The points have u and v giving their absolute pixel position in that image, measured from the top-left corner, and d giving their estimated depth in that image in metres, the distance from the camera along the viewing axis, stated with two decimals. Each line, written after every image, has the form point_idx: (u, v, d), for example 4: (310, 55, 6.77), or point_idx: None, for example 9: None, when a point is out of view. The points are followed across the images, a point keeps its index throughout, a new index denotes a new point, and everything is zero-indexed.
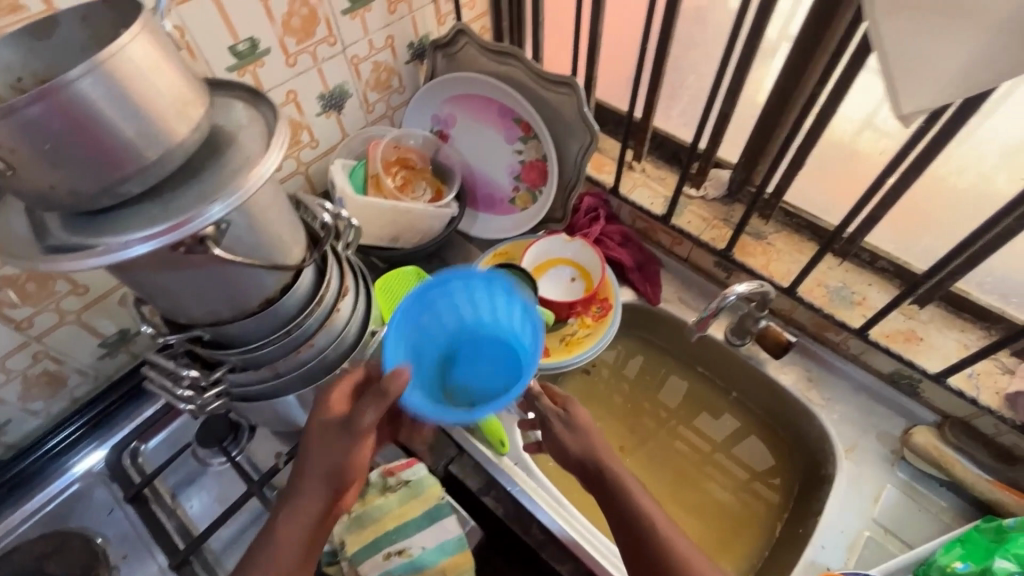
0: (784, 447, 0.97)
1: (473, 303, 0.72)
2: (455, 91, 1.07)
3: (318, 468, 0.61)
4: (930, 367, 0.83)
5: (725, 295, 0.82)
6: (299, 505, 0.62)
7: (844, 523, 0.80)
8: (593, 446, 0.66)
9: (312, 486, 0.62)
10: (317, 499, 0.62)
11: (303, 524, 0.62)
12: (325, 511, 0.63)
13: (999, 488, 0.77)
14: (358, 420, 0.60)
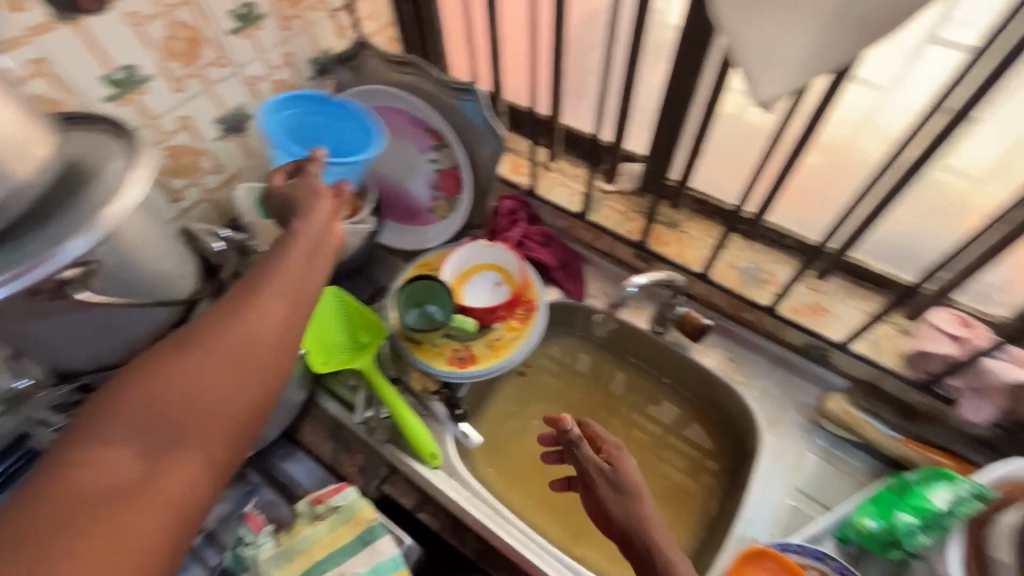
0: (716, 424, 0.99)
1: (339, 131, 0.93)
2: (367, 101, 1.05)
3: (303, 203, 0.61)
4: (834, 335, 0.88)
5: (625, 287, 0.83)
6: (303, 224, 0.58)
7: (768, 495, 0.83)
8: (639, 501, 0.66)
9: (313, 228, 0.58)
10: (319, 235, 0.58)
11: (302, 249, 0.55)
12: (326, 243, 0.58)
13: (905, 444, 0.82)
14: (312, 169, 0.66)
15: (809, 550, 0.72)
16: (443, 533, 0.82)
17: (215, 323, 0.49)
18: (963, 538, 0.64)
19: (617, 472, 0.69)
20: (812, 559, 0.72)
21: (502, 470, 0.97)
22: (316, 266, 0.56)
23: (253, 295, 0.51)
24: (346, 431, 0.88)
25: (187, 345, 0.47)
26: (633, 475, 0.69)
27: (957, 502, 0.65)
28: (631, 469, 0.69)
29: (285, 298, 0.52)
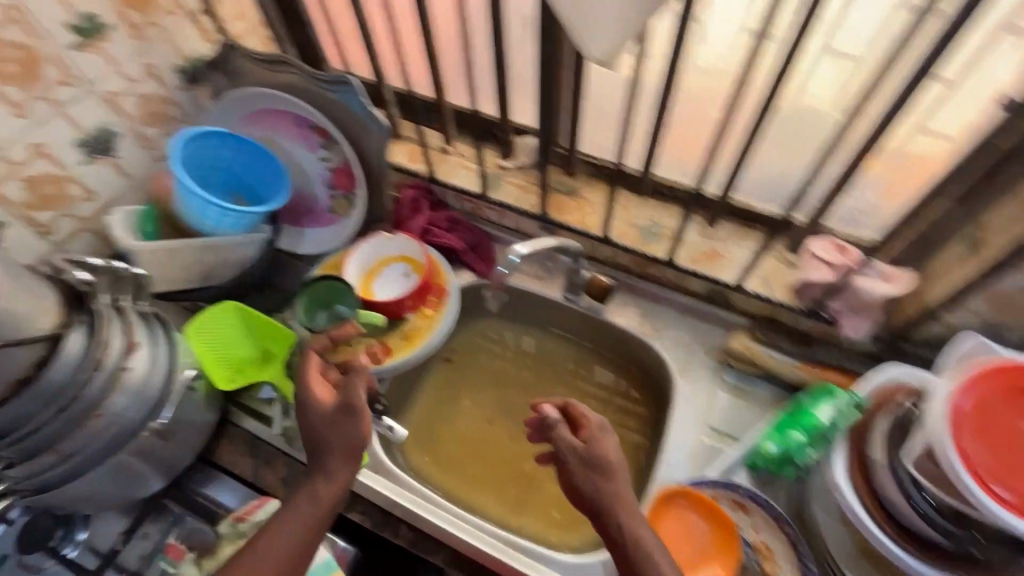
0: (641, 380, 1.02)
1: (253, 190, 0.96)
2: (247, 106, 1.01)
3: (334, 450, 0.67)
4: (730, 279, 0.92)
5: (508, 257, 0.79)
6: (319, 482, 0.67)
7: (684, 436, 0.87)
8: (615, 483, 0.67)
9: (328, 479, 0.67)
10: (334, 482, 0.67)
11: (307, 507, 0.65)
12: (335, 507, 0.66)
13: (804, 370, 0.87)
14: (356, 401, 0.68)
15: (721, 482, 0.75)
16: (375, 528, 0.81)
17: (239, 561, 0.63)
18: (847, 446, 0.69)
19: (592, 457, 0.68)
20: (724, 491, 0.75)
21: (434, 458, 0.97)
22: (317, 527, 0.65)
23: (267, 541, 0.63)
24: (264, 446, 0.85)
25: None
26: (614, 462, 0.68)
27: (840, 414, 0.70)
28: (612, 453, 0.69)
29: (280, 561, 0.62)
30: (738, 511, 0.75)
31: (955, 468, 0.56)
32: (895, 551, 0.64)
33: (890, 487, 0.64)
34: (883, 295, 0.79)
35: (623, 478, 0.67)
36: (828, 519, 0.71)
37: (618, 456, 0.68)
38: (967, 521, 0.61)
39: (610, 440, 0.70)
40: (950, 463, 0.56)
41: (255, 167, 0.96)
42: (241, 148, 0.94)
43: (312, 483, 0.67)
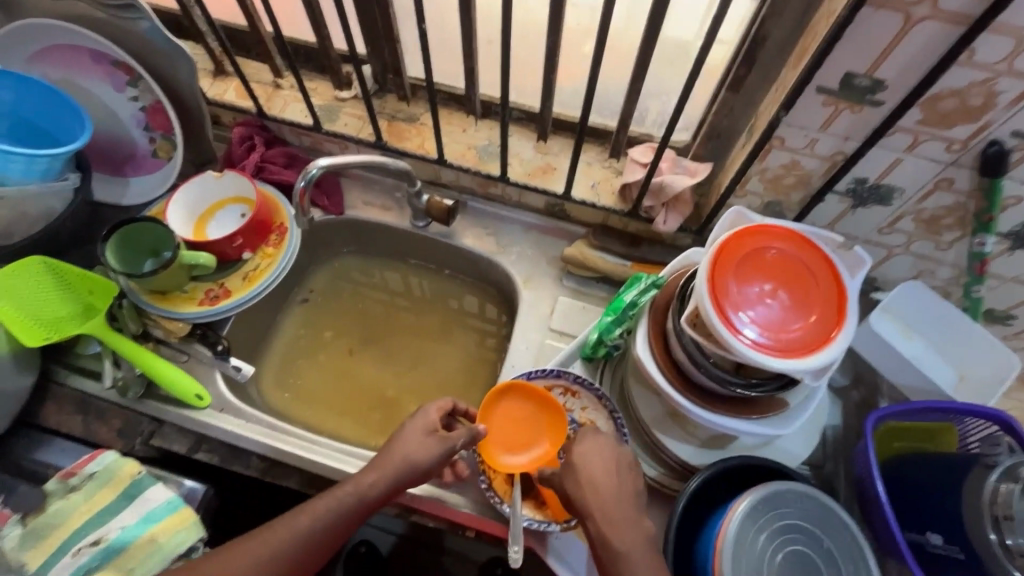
0: (502, 300, 1.05)
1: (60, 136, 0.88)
2: (30, 43, 0.90)
3: (398, 465, 0.69)
4: (560, 189, 0.96)
5: (308, 170, 0.83)
6: (368, 475, 0.69)
7: (528, 340, 0.92)
8: (599, 488, 0.64)
9: (385, 480, 0.68)
10: (377, 481, 0.69)
11: (352, 507, 0.68)
12: (374, 506, 0.69)
13: (632, 268, 0.94)
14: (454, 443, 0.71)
15: (549, 372, 0.81)
16: (223, 464, 0.81)
17: (259, 536, 0.66)
18: (645, 320, 0.76)
19: (585, 457, 0.67)
20: (554, 379, 0.82)
21: (296, 396, 0.98)
22: (352, 524, 0.68)
23: (290, 526, 0.66)
24: (96, 402, 0.82)
25: (245, 544, 0.65)
26: (603, 455, 0.67)
27: (641, 293, 0.78)
28: (608, 450, 0.68)
29: (304, 548, 0.66)
30: (568, 396, 0.81)
31: (721, 332, 0.62)
32: (688, 404, 0.71)
33: (678, 349, 0.72)
34: (685, 188, 0.85)
35: (608, 482, 0.65)
36: (641, 390, 0.79)
37: (599, 458, 0.67)
38: (746, 370, 0.70)
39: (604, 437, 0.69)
40: (716, 328, 0.63)
41: (43, 107, 0.86)
42: (22, 87, 0.84)
43: (362, 482, 0.68)
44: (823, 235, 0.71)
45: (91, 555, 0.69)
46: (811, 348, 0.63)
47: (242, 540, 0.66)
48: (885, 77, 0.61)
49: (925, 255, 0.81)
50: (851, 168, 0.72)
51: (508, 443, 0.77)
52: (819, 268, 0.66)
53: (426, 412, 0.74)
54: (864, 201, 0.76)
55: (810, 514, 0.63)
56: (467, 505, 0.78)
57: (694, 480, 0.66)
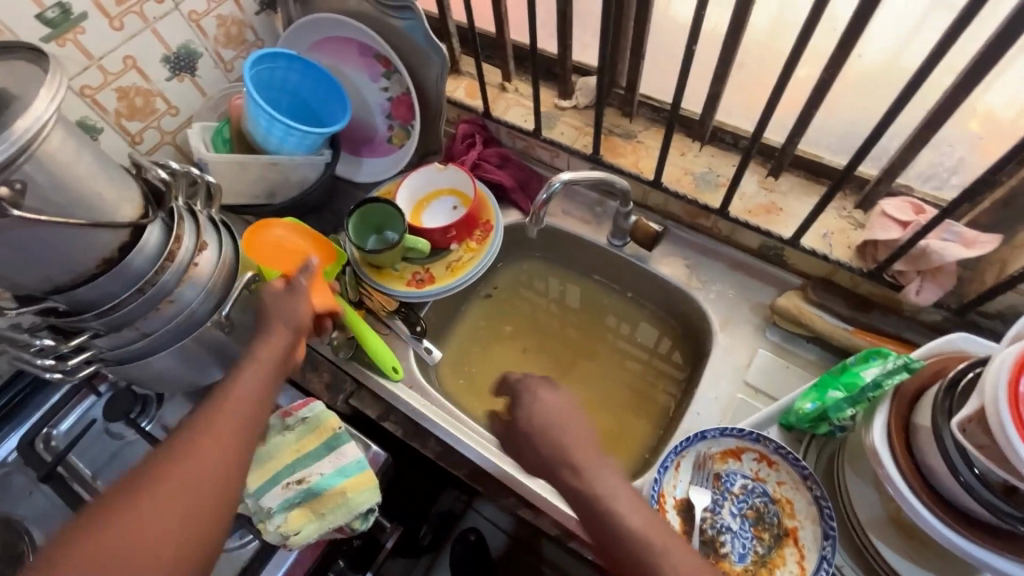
0: (684, 335, 1.00)
1: (328, 115, 1.00)
2: (317, 34, 1.03)
3: (271, 326, 0.71)
4: (787, 233, 0.87)
5: (550, 184, 0.82)
6: (263, 344, 0.68)
7: (717, 389, 0.85)
8: (554, 437, 0.59)
9: (275, 335, 0.69)
10: (262, 367, 0.66)
11: (266, 368, 0.66)
12: (282, 361, 0.69)
13: (857, 336, 0.81)
14: (297, 280, 0.76)
15: (747, 434, 0.73)
16: (405, 438, 0.87)
17: (213, 429, 0.58)
18: (887, 407, 0.65)
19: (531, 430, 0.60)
20: (749, 442, 0.74)
21: (465, 386, 1.02)
22: (276, 384, 0.66)
23: (232, 426, 0.60)
24: (312, 352, 0.93)
25: (194, 448, 0.56)
26: (551, 423, 0.60)
27: (887, 374, 0.67)
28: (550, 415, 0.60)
29: (243, 395, 0.62)
30: (762, 463, 0.73)
31: (1013, 443, 0.51)
32: (930, 520, 0.60)
33: (930, 453, 0.60)
34: (956, 260, 0.72)
35: (572, 423, 0.60)
36: (858, 483, 0.68)
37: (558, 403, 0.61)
38: (1018, 498, 0.56)
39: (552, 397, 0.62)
40: (1003, 422, 0.51)
41: (319, 91, 0.99)
42: (308, 72, 0.97)
43: (263, 352, 0.68)
44: None
45: (296, 492, 0.77)
46: None
47: (199, 426, 0.58)
48: None
49: None
50: None
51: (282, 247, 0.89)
52: None
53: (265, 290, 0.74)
54: None
55: None
56: None
57: None
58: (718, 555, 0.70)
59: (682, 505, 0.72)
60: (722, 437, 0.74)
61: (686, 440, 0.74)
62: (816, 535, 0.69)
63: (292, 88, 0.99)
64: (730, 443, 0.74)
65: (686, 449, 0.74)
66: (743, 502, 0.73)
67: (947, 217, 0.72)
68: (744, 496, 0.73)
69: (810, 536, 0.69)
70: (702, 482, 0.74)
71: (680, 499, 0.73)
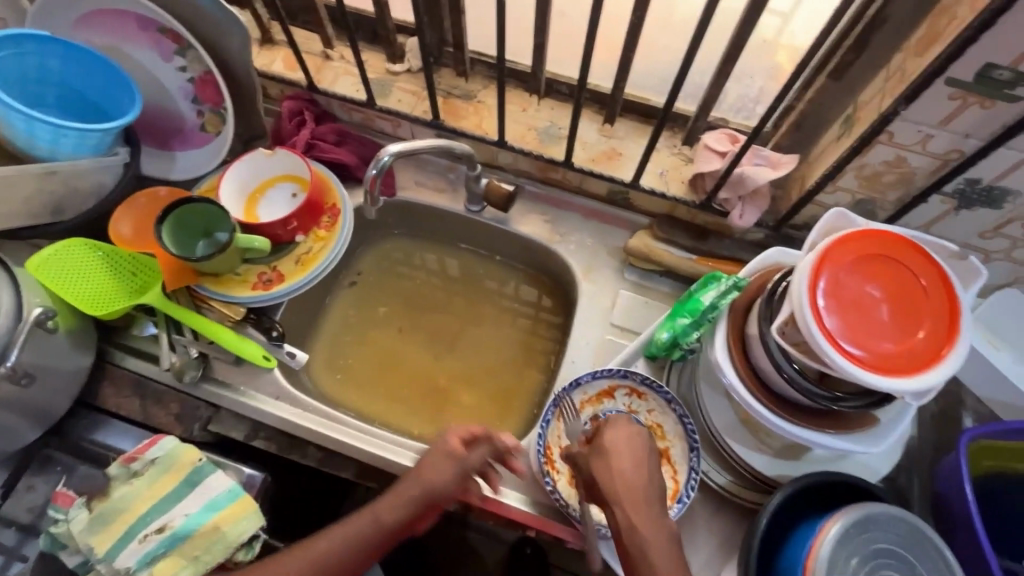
0: (555, 288, 1.02)
1: (116, 105, 0.84)
2: (78, 7, 0.85)
3: (419, 493, 0.69)
4: (628, 176, 0.91)
5: (379, 158, 0.77)
6: (385, 504, 0.69)
7: (588, 336, 0.89)
8: (620, 475, 0.60)
9: (401, 504, 0.69)
10: (398, 516, 0.69)
11: (372, 531, 0.69)
12: (392, 534, 0.69)
13: (699, 263, 0.88)
14: (471, 465, 0.71)
15: (616, 372, 0.78)
16: (281, 452, 0.80)
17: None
18: (724, 324, 0.71)
19: (606, 472, 0.61)
20: (619, 380, 0.78)
21: (343, 382, 0.96)
22: (371, 547, 0.69)
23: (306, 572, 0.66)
24: (152, 384, 0.81)
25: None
26: (622, 461, 0.62)
27: (721, 295, 0.73)
28: (620, 451, 0.62)
29: (323, 565, 0.67)
30: (633, 397, 0.79)
31: (811, 331, 0.58)
32: (765, 414, 0.67)
33: (761, 357, 0.68)
34: (768, 181, 0.80)
35: (629, 466, 0.61)
36: (711, 394, 0.76)
37: (631, 446, 0.63)
38: (829, 382, 0.65)
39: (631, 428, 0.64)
40: (806, 322, 0.59)
41: (94, 79, 0.82)
42: (71, 56, 0.80)
43: (371, 526, 0.69)
44: (934, 241, 0.65)
45: (157, 542, 0.69)
46: (903, 366, 0.58)
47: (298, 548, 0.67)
48: None
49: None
50: (967, 168, 0.65)
51: (138, 220, 0.87)
52: (935, 288, 0.61)
53: (446, 439, 0.71)
54: (971, 203, 0.70)
55: (898, 536, 0.60)
56: (527, 504, 0.77)
57: (774, 497, 0.64)
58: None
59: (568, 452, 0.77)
60: (595, 380, 0.79)
61: (562, 392, 0.77)
62: (684, 450, 0.76)
63: (56, 80, 0.81)
64: (603, 385, 0.79)
65: (564, 399, 0.78)
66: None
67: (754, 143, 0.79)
68: None
69: (680, 453, 0.76)
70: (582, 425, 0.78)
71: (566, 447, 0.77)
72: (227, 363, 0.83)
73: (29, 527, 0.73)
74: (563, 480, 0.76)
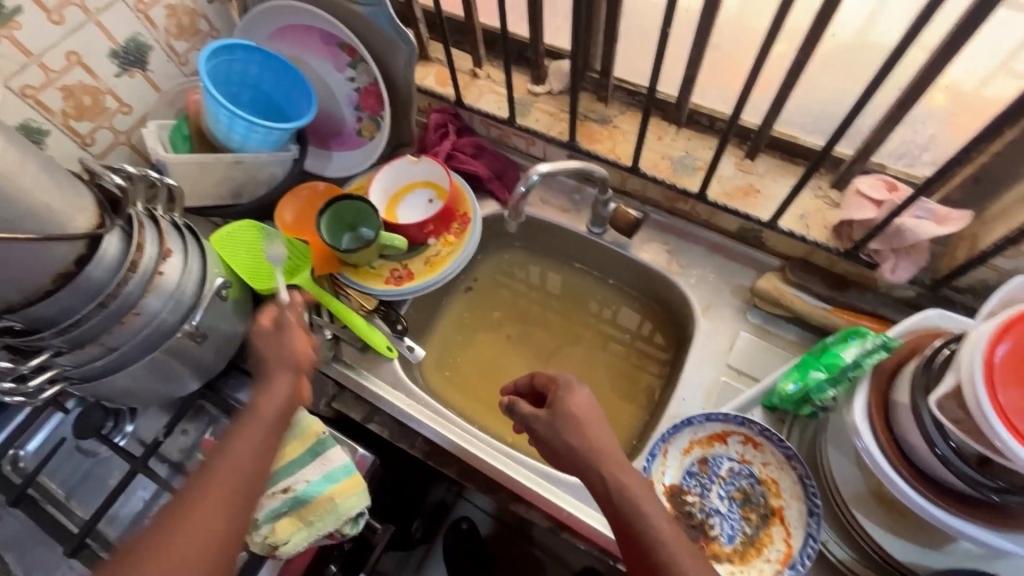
0: (664, 318, 1.01)
1: (295, 108, 0.96)
2: (277, 21, 0.97)
3: (279, 374, 0.72)
4: (764, 215, 0.87)
5: (528, 176, 0.80)
6: (263, 398, 0.70)
7: (702, 374, 0.86)
8: (589, 437, 0.64)
9: (275, 398, 0.70)
10: (274, 407, 0.69)
11: (258, 423, 0.68)
12: (280, 414, 0.70)
13: (835, 314, 0.83)
14: (286, 317, 0.77)
15: (732, 418, 0.74)
16: (391, 439, 0.86)
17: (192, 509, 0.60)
18: (867, 385, 0.66)
19: (581, 439, 0.64)
20: (735, 426, 0.74)
21: (448, 381, 1.01)
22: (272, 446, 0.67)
23: (225, 480, 0.62)
24: None
25: (183, 523, 0.59)
26: (590, 427, 0.65)
27: (866, 353, 0.67)
28: (585, 418, 0.66)
29: (237, 468, 0.63)
30: (747, 446, 0.74)
31: (987, 413, 0.52)
32: (909, 493, 0.61)
33: (909, 429, 0.61)
34: (930, 237, 0.73)
35: (596, 428, 0.65)
36: (840, 458, 0.70)
37: (589, 407, 0.66)
38: (992, 470, 0.58)
39: (586, 396, 0.68)
40: (979, 402, 0.52)
41: (280, 83, 0.95)
42: (269, 63, 0.92)
43: (262, 407, 0.69)
44: None
45: (282, 501, 0.75)
46: None
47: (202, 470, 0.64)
48: None
49: None
50: None
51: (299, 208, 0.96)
52: None
53: (256, 323, 0.77)
54: None
55: None
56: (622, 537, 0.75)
57: None
58: (707, 538, 0.71)
59: (670, 490, 0.73)
60: (708, 422, 0.75)
61: (672, 428, 0.74)
62: (801, 514, 0.70)
63: (253, 81, 0.94)
64: (716, 428, 0.75)
65: (673, 436, 0.75)
66: (731, 485, 0.74)
67: (921, 194, 0.72)
68: (731, 478, 0.74)
69: (796, 515, 0.70)
70: (688, 467, 0.75)
71: (669, 486, 0.74)
72: (354, 348, 0.91)
73: (180, 465, 0.83)
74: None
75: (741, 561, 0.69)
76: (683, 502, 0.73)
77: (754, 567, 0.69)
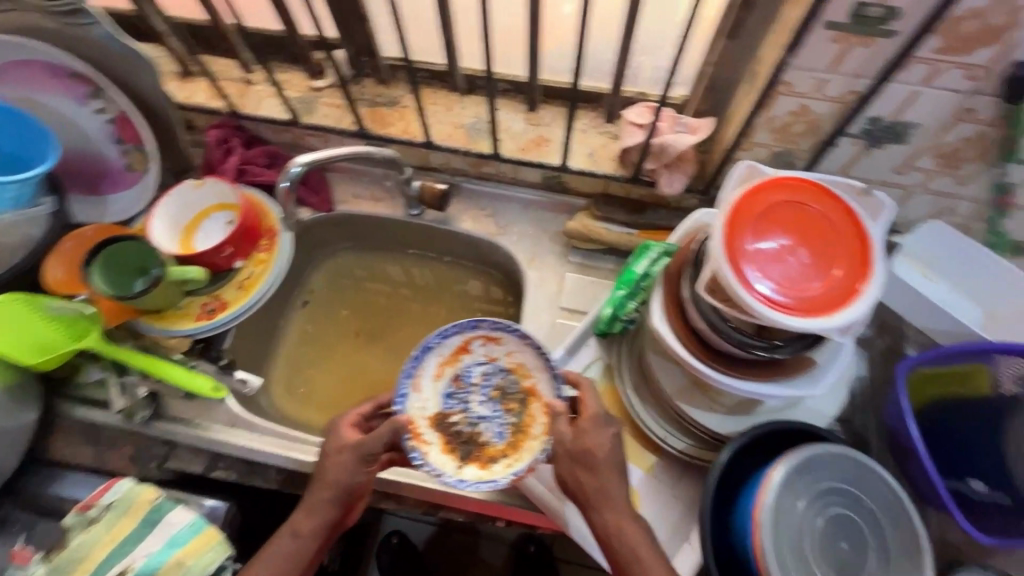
0: (506, 280, 1.02)
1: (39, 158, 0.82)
2: None
3: (331, 486, 0.67)
4: (556, 160, 0.92)
5: (289, 169, 0.79)
6: (304, 518, 0.67)
7: (539, 323, 0.89)
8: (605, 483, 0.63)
9: (317, 512, 0.67)
10: (315, 525, 0.67)
11: (297, 553, 0.66)
12: (317, 541, 0.67)
13: (638, 236, 0.90)
14: (342, 441, 0.69)
15: (465, 324, 0.75)
16: (241, 479, 0.80)
17: None
18: (660, 291, 0.72)
19: (592, 484, 0.63)
20: (471, 331, 0.75)
21: (301, 401, 0.96)
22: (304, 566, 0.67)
23: None
24: (104, 430, 0.81)
25: None
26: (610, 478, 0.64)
27: (654, 263, 0.78)
28: (604, 467, 0.64)
29: None
30: (490, 344, 0.76)
31: (744, 296, 0.59)
32: (710, 373, 0.68)
33: (695, 317, 0.68)
34: (688, 146, 0.82)
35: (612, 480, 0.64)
36: (659, 360, 0.76)
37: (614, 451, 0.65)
38: (768, 333, 0.65)
39: (608, 436, 0.66)
40: (730, 285, 0.59)
41: (8, 129, 0.81)
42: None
43: (301, 533, 0.67)
44: (840, 182, 0.67)
45: None
46: (839, 304, 0.59)
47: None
48: (899, 3, 0.56)
49: (945, 192, 0.77)
50: (865, 107, 0.68)
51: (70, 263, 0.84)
52: (843, 223, 0.63)
53: (340, 430, 0.70)
54: (879, 141, 0.72)
55: (843, 475, 0.63)
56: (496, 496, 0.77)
57: (723, 454, 0.65)
58: (480, 446, 0.72)
59: (433, 420, 0.73)
60: (447, 339, 0.75)
61: (413, 359, 0.73)
62: (550, 382, 0.73)
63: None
64: (456, 341, 0.76)
65: (418, 367, 0.74)
66: (487, 386, 0.75)
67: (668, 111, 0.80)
68: (484, 381, 0.75)
69: (546, 387, 0.74)
70: (444, 389, 0.75)
71: (432, 416, 0.73)
72: (177, 397, 0.83)
73: None
74: (437, 449, 0.71)
75: (515, 450, 0.72)
76: (450, 423, 0.73)
77: (526, 449, 0.72)
